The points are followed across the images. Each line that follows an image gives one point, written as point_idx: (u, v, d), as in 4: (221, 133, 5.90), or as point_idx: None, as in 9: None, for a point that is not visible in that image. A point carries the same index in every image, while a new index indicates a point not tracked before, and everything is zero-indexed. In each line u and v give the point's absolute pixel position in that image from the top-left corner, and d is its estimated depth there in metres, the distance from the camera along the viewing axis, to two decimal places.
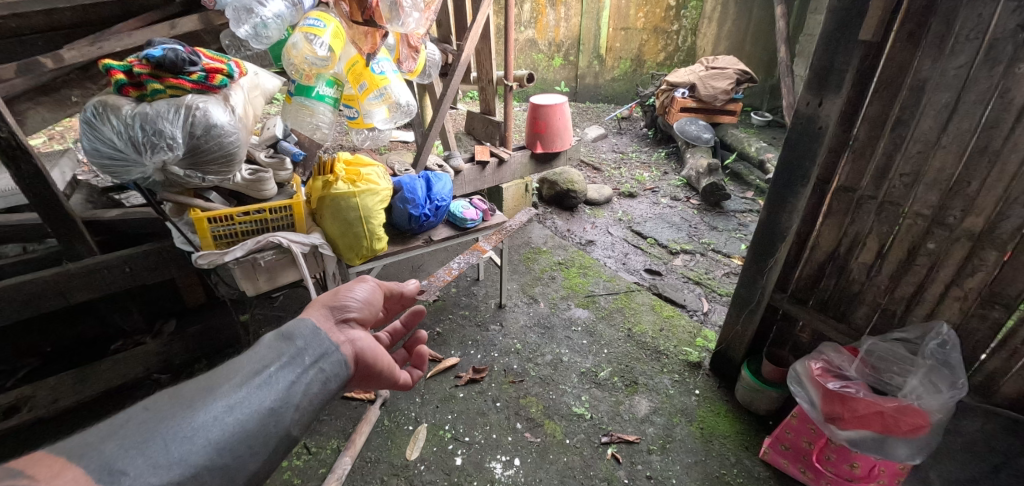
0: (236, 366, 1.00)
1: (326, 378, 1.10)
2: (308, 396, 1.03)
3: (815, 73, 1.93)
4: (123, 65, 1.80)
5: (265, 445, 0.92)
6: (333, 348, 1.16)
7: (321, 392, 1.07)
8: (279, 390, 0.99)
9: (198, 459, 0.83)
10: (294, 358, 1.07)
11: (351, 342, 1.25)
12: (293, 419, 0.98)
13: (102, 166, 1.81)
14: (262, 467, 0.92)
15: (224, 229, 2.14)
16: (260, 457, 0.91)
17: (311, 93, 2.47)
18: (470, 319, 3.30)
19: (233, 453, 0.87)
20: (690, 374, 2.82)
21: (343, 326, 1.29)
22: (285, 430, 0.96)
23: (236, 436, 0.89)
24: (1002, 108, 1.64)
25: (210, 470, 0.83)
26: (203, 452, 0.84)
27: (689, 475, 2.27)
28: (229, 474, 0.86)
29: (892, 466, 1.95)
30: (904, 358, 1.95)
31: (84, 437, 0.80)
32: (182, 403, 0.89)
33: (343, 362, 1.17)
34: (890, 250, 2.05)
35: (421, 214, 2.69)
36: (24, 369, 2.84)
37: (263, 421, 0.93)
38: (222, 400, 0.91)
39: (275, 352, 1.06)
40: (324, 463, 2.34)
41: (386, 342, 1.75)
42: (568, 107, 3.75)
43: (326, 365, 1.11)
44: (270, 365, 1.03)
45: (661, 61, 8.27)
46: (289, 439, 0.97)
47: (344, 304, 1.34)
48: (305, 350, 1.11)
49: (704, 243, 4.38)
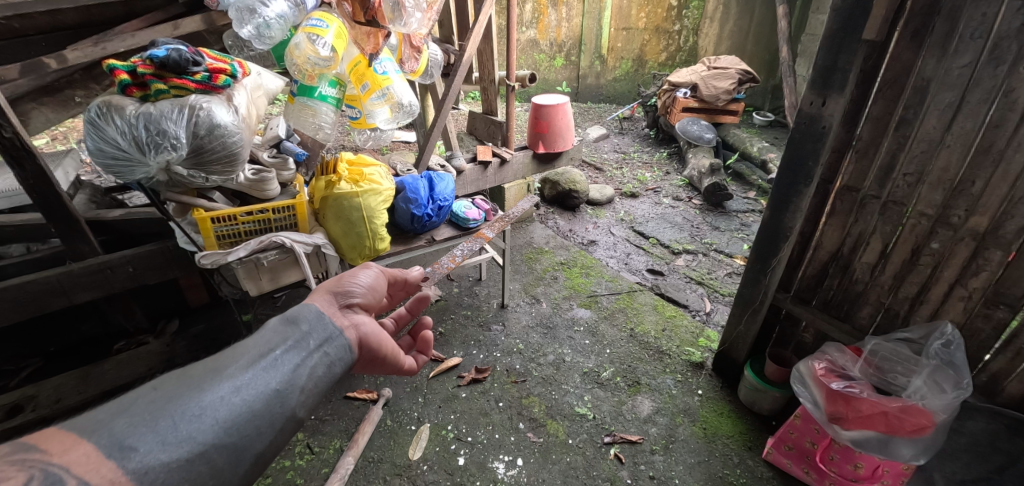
0: (243, 349, 1.02)
1: (331, 361, 1.12)
2: (313, 379, 1.06)
3: (818, 72, 1.93)
4: (127, 65, 1.81)
5: (272, 425, 0.94)
6: (337, 332, 1.19)
7: (327, 375, 1.10)
8: (285, 372, 1.01)
9: (206, 437, 0.84)
10: (299, 341, 1.10)
11: (355, 326, 1.27)
12: (298, 401, 1.01)
13: (106, 165, 1.82)
14: (268, 448, 0.93)
15: (227, 229, 2.14)
16: (267, 436, 0.93)
17: (314, 93, 2.45)
18: (472, 319, 3.30)
19: (240, 433, 0.89)
20: (692, 374, 2.82)
21: (346, 311, 1.31)
22: (290, 411, 0.98)
23: (243, 416, 0.90)
24: (1006, 107, 1.63)
25: (217, 448, 0.85)
26: (211, 430, 0.85)
27: (691, 476, 2.27)
28: (237, 452, 0.88)
29: (896, 467, 1.91)
30: (908, 358, 1.95)
31: (96, 413, 0.81)
32: (191, 383, 0.91)
33: (349, 346, 1.20)
34: (894, 250, 2.04)
35: (423, 214, 2.69)
36: (28, 368, 2.85)
37: (269, 402, 0.95)
38: (229, 381, 0.93)
39: (280, 336, 1.09)
40: (327, 463, 2.34)
41: (392, 328, 1.76)
42: (569, 107, 3.76)
43: (329, 349, 1.14)
44: (276, 348, 1.05)
45: (663, 61, 8.27)
46: (294, 420, 0.99)
47: (349, 290, 1.36)
48: (310, 334, 1.14)
49: (706, 243, 4.37)
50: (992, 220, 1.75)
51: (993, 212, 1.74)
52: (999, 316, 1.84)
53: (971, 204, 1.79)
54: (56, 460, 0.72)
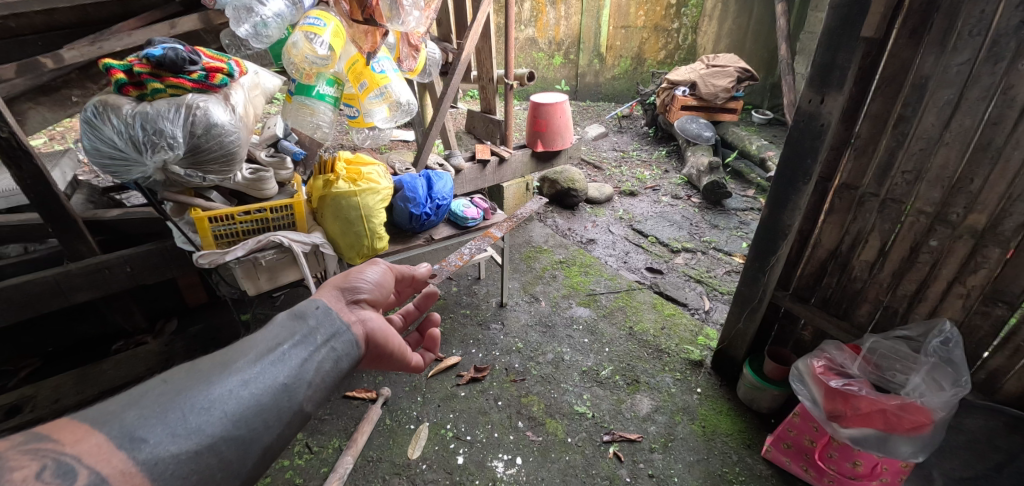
0: (251, 343, 1.01)
1: (338, 356, 1.12)
2: (321, 373, 1.05)
3: (816, 70, 1.93)
4: (123, 64, 1.80)
5: (279, 418, 0.94)
6: (344, 327, 1.19)
7: (334, 370, 1.09)
8: (292, 367, 1.01)
9: (214, 430, 0.84)
10: (306, 336, 1.10)
11: (362, 322, 1.26)
12: (306, 394, 1.00)
13: (102, 165, 1.81)
14: (276, 441, 0.93)
15: (224, 228, 2.13)
16: (275, 430, 0.92)
17: (312, 92, 2.47)
18: (471, 318, 3.29)
19: (248, 426, 0.88)
20: (691, 372, 2.82)
21: (353, 307, 1.31)
22: (298, 405, 0.98)
23: (252, 409, 0.90)
24: (1005, 105, 1.63)
25: (226, 441, 0.84)
26: (219, 423, 0.85)
27: (691, 474, 2.27)
28: (244, 445, 0.87)
29: (894, 464, 1.92)
30: (907, 356, 1.94)
31: (106, 405, 0.80)
32: (199, 376, 0.90)
33: (356, 341, 1.19)
34: (892, 247, 2.04)
35: (421, 213, 2.68)
36: (25, 369, 2.84)
37: (276, 396, 0.94)
38: (237, 376, 0.93)
39: (288, 331, 1.09)
40: (326, 463, 2.34)
41: (400, 325, 1.75)
42: (568, 106, 3.76)
43: (337, 344, 1.13)
44: (283, 342, 1.05)
45: (661, 59, 8.25)
46: (302, 415, 0.99)
47: (356, 286, 1.35)
48: (317, 329, 1.13)
49: (705, 242, 4.37)
50: (990, 218, 1.75)
51: (992, 210, 1.74)
52: (998, 313, 1.84)
53: (970, 202, 1.79)
54: (69, 450, 0.71)
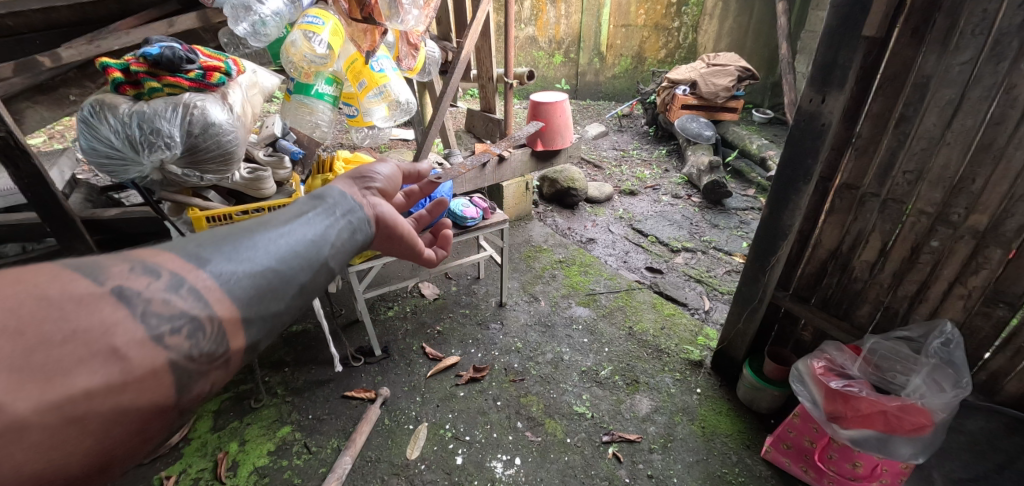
0: (279, 212, 1.04)
1: (354, 229, 1.15)
2: (342, 240, 1.09)
3: (817, 69, 1.91)
4: (121, 63, 1.79)
5: (310, 265, 0.97)
6: (359, 208, 1.21)
7: (351, 241, 1.12)
8: (318, 228, 1.05)
9: (262, 262, 0.89)
10: (327, 209, 1.13)
11: (375, 207, 1.28)
12: (331, 253, 1.04)
13: (100, 164, 1.80)
14: (311, 283, 0.97)
15: (222, 228, 2.12)
16: (308, 273, 0.96)
17: (311, 90, 2.44)
18: (470, 318, 3.29)
19: (289, 263, 0.93)
20: (691, 372, 2.82)
21: (366, 194, 1.30)
22: (325, 260, 1.02)
23: (290, 253, 0.95)
24: (1007, 104, 1.62)
25: (272, 273, 0.89)
26: (265, 258, 0.90)
27: (690, 475, 2.26)
28: (284, 278, 0.91)
29: (894, 466, 1.91)
30: (907, 357, 1.94)
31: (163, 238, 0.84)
32: (239, 228, 0.93)
33: (370, 222, 1.22)
34: (893, 248, 2.03)
35: (420, 212, 2.67)
36: None
37: (308, 247, 0.99)
38: (273, 229, 0.97)
39: (309, 205, 1.12)
40: (324, 463, 2.33)
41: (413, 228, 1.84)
42: (568, 104, 3.75)
43: (354, 221, 1.16)
44: (309, 211, 1.09)
45: (662, 58, 8.23)
46: (329, 271, 1.03)
47: (367, 176, 1.34)
48: (336, 205, 1.16)
49: (706, 241, 4.36)
50: (992, 218, 1.74)
51: (993, 210, 1.73)
52: (999, 314, 1.83)
53: (971, 202, 1.78)
54: (148, 260, 0.77)
